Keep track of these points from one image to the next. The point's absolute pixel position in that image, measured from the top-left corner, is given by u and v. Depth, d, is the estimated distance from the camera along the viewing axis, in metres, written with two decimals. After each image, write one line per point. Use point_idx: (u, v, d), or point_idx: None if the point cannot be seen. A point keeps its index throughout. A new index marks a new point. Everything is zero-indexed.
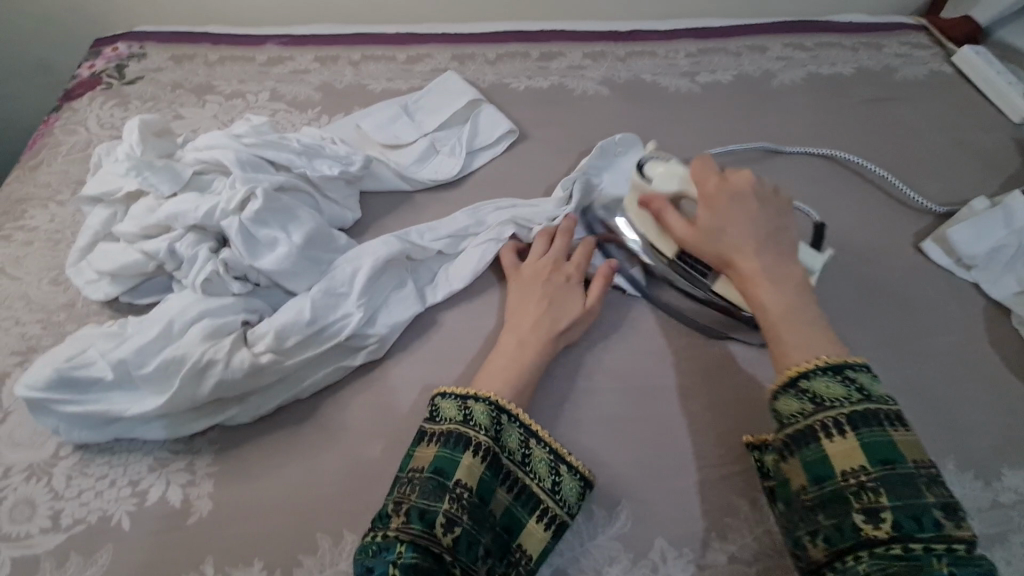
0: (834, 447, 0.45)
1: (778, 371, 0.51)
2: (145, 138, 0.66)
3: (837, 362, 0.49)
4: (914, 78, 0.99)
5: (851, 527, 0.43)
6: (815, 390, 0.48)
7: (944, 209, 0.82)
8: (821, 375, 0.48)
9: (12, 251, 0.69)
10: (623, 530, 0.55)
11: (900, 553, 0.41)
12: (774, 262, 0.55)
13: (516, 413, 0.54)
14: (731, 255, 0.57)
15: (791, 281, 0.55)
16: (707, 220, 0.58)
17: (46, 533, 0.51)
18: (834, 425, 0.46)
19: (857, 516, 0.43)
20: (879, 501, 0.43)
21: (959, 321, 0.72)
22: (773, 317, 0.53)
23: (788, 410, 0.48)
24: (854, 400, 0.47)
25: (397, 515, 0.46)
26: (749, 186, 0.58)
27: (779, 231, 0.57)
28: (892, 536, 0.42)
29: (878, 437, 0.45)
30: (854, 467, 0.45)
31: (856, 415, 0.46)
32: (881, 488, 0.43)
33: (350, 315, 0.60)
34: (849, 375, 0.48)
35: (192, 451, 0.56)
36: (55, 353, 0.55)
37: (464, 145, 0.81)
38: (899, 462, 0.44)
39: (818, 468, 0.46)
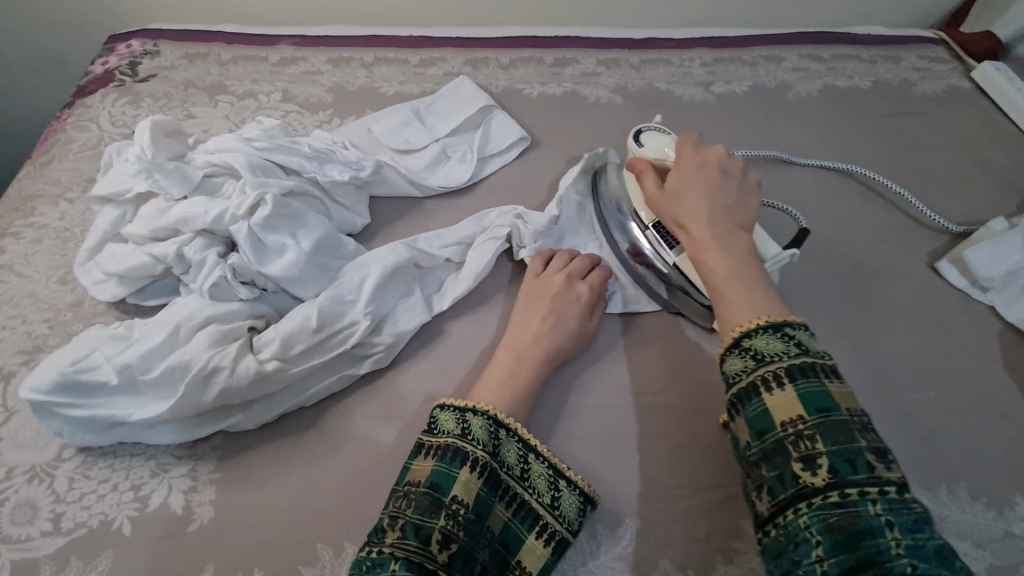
0: (773, 399, 0.44)
1: (723, 331, 0.49)
2: (156, 138, 0.66)
3: (776, 321, 0.47)
4: (933, 93, 0.98)
5: (791, 477, 0.41)
6: (755, 347, 0.46)
7: (961, 229, 0.80)
8: (762, 333, 0.47)
9: (21, 249, 0.69)
10: (627, 550, 0.54)
11: (837, 500, 0.39)
12: (728, 228, 0.55)
13: (514, 428, 0.53)
14: (686, 218, 0.56)
15: (741, 251, 0.54)
16: (674, 184, 0.59)
17: (46, 537, 0.51)
18: (773, 378, 0.45)
19: (795, 466, 0.42)
20: (816, 449, 0.41)
21: (974, 345, 0.71)
22: (718, 276, 0.52)
23: (733, 369, 0.47)
24: (793, 353, 0.45)
25: (392, 530, 0.46)
26: (718, 160, 0.60)
27: (738, 205, 0.57)
28: (829, 483, 0.40)
29: (815, 387, 0.44)
30: (792, 417, 0.43)
31: (795, 367, 0.45)
32: (816, 436, 0.42)
33: (357, 323, 0.60)
34: (788, 331, 0.47)
35: (194, 456, 0.56)
36: (60, 355, 0.54)
37: (475, 151, 0.80)
38: (834, 410, 0.43)
39: (760, 421, 0.44)
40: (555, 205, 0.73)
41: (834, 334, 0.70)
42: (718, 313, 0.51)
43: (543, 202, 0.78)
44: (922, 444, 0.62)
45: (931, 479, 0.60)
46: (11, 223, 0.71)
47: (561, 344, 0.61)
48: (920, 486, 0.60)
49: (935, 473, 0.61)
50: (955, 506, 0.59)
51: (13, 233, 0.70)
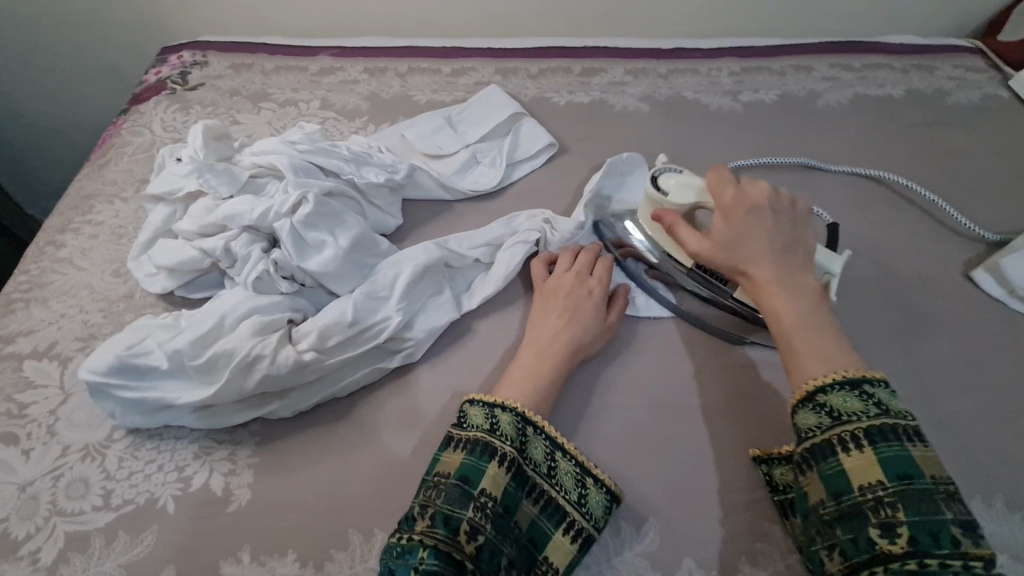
0: (851, 461, 0.45)
1: (795, 386, 0.49)
2: (208, 142, 0.70)
3: (853, 376, 0.47)
4: (968, 102, 0.96)
5: (865, 541, 0.42)
6: (830, 404, 0.47)
7: (998, 238, 0.79)
8: (838, 389, 0.47)
9: (81, 243, 0.73)
10: (650, 548, 0.54)
11: (914, 568, 0.39)
12: (789, 275, 0.55)
13: (541, 425, 0.54)
14: (744, 262, 0.56)
15: (805, 293, 0.53)
16: (723, 227, 0.58)
17: (97, 511, 0.54)
18: (852, 439, 0.45)
19: (873, 530, 0.42)
20: (896, 515, 0.42)
21: (1011, 355, 0.69)
22: (786, 328, 0.52)
23: (806, 425, 0.47)
24: (872, 414, 0.45)
25: (422, 519, 0.47)
26: (766, 198, 0.59)
27: (793, 244, 0.57)
28: (907, 551, 0.40)
29: (899, 452, 0.44)
30: (871, 481, 0.43)
31: (874, 429, 0.45)
32: (898, 503, 0.42)
33: (390, 319, 0.62)
34: (867, 389, 0.46)
35: (234, 441, 0.58)
36: (115, 341, 0.58)
37: (505, 156, 0.82)
38: (918, 478, 0.42)
39: (835, 482, 0.45)
40: (580, 210, 0.74)
41: (862, 343, 0.69)
42: (788, 365, 0.51)
43: (571, 207, 0.80)
44: (955, 456, 0.61)
45: (964, 490, 0.59)
46: (71, 220, 0.76)
47: (584, 341, 0.63)
48: None
49: (967, 484, 0.59)
50: (990, 519, 0.57)
51: (72, 230, 0.75)
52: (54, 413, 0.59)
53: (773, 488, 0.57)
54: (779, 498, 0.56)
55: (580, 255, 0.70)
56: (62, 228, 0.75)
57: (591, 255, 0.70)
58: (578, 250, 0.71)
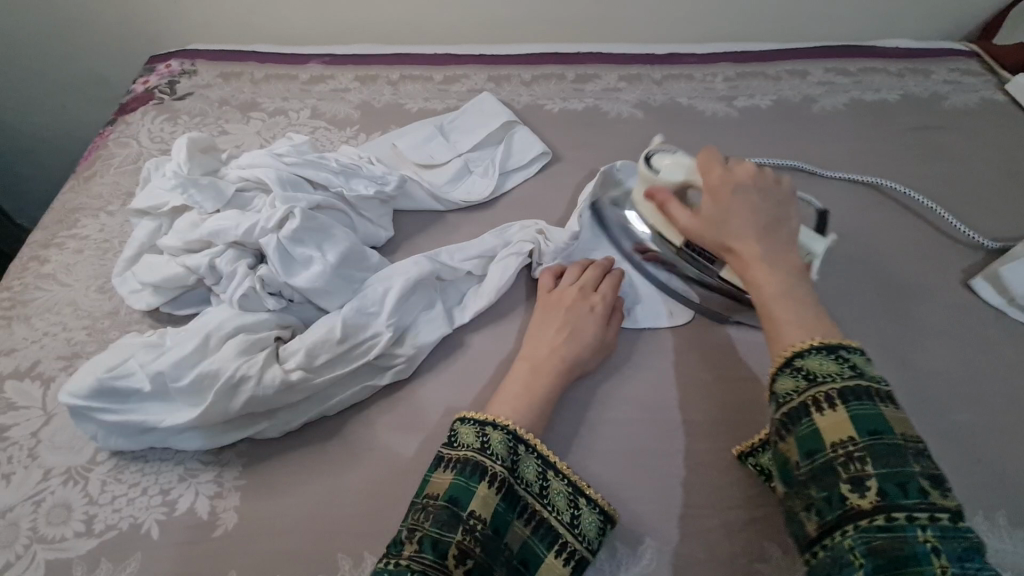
0: (825, 419, 0.43)
1: (773, 354, 0.48)
2: (193, 155, 0.69)
3: (831, 343, 0.46)
4: (964, 106, 0.96)
5: (838, 499, 0.41)
6: (807, 367, 0.45)
7: (996, 244, 0.78)
8: (814, 354, 0.46)
9: (65, 259, 0.72)
10: (647, 569, 0.53)
11: (884, 523, 0.39)
12: (775, 250, 0.54)
13: (534, 444, 0.53)
14: (730, 237, 0.55)
15: (789, 268, 0.53)
16: (710, 205, 0.58)
17: (79, 538, 0.52)
18: (826, 399, 0.43)
19: (844, 487, 0.41)
20: (867, 471, 0.40)
21: (1011, 364, 0.68)
22: (766, 298, 0.51)
23: (783, 388, 0.46)
24: (846, 375, 0.44)
25: (409, 542, 0.46)
26: (751, 177, 0.58)
27: (779, 221, 0.56)
28: (877, 506, 0.39)
29: (870, 411, 0.42)
30: (844, 438, 0.42)
31: (848, 389, 0.43)
32: (868, 458, 0.41)
33: (379, 335, 0.61)
34: (842, 353, 0.45)
35: (221, 463, 0.57)
36: (97, 362, 0.56)
37: (497, 165, 0.81)
38: (887, 433, 0.41)
39: (809, 441, 0.43)
40: (574, 221, 0.73)
41: None
42: (770, 335, 0.49)
43: (564, 216, 0.79)
44: (956, 469, 0.60)
45: (966, 505, 0.58)
46: (56, 235, 0.75)
47: (578, 357, 0.61)
48: (956, 512, 0.58)
49: (969, 498, 0.58)
50: (993, 533, 0.56)
51: (57, 245, 0.73)
52: (35, 435, 0.58)
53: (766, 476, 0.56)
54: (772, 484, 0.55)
55: (575, 269, 0.69)
56: (46, 243, 0.74)
57: (585, 268, 0.69)
58: (575, 263, 0.70)
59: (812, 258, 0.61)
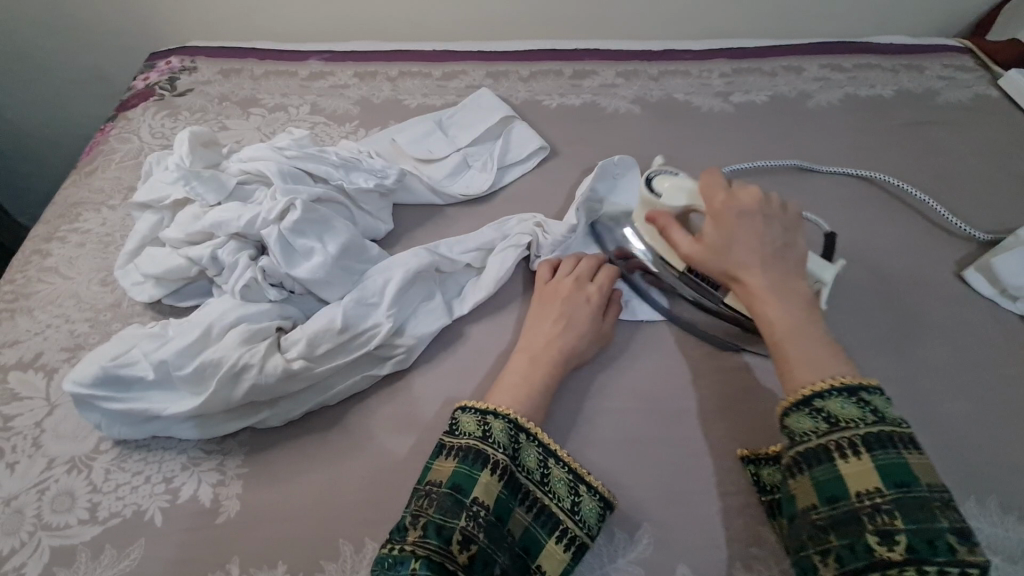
0: (849, 467, 0.44)
1: (788, 391, 0.48)
2: (194, 148, 0.69)
3: (851, 383, 0.46)
4: (958, 102, 0.97)
5: (863, 548, 0.41)
6: (828, 409, 0.46)
7: (989, 237, 0.79)
8: (834, 395, 0.46)
9: (67, 252, 0.72)
10: (644, 554, 0.54)
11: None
12: (780, 279, 0.54)
13: (534, 432, 0.54)
14: (737, 269, 0.55)
15: (796, 298, 0.53)
16: (712, 233, 0.58)
17: (83, 525, 0.53)
18: (849, 446, 0.44)
19: (871, 537, 0.41)
20: (894, 523, 0.41)
21: (1003, 354, 0.69)
22: (777, 335, 0.51)
23: (801, 429, 0.46)
24: (869, 421, 0.45)
25: (414, 529, 0.47)
26: (757, 203, 0.58)
27: (784, 248, 0.56)
28: (906, 558, 0.40)
29: (896, 461, 0.43)
30: (870, 488, 0.43)
31: (871, 436, 0.44)
32: (895, 510, 0.41)
33: (380, 325, 0.61)
34: (863, 396, 0.46)
35: (223, 451, 0.58)
36: (101, 351, 0.57)
37: (496, 160, 0.82)
38: (914, 485, 0.42)
39: (831, 487, 0.44)
40: (573, 213, 0.74)
41: (856, 344, 0.69)
42: (781, 372, 0.50)
43: (562, 210, 0.79)
44: (949, 457, 0.61)
45: (958, 492, 0.59)
46: (57, 229, 0.75)
47: (576, 346, 0.62)
48: (949, 498, 0.58)
49: (961, 485, 0.59)
50: (985, 519, 0.57)
51: (59, 238, 0.74)
52: (39, 425, 0.59)
53: (761, 490, 0.56)
54: (767, 499, 0.55)
55: (575, 261, 0.69)
56: (48, 236, 0.74)
57: (585, 261, 0.69)
58: (574, 256, 0.71)
59: (821, 284, 0.62)
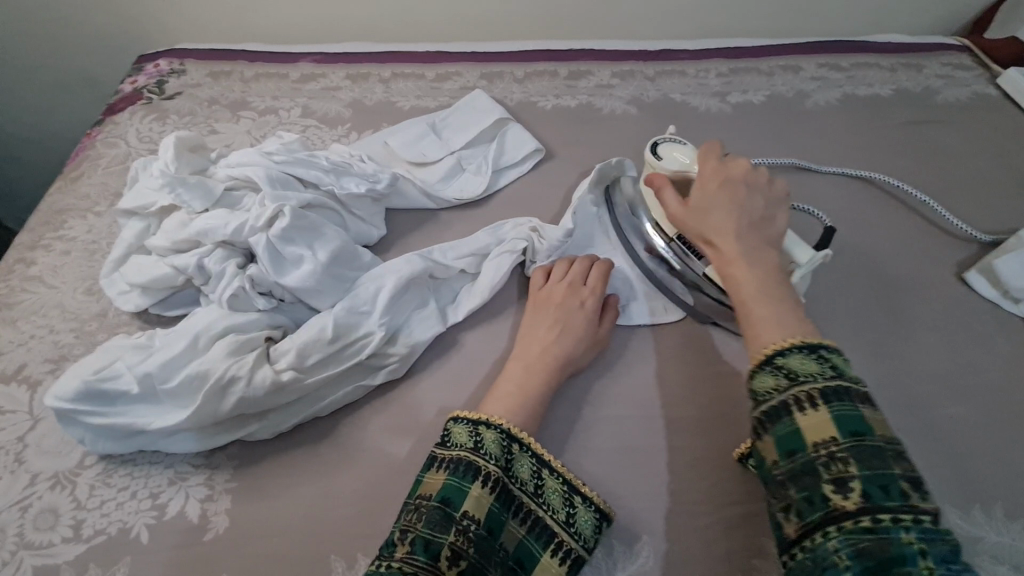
0: (806, 419, 0.42)
1: (751, 349, 0.47)
2: (180, 154, 0.68)
3: (810, 343, 0.45)
4: (957, 100, 0.96)
5: (820, 499, 0.40)
6: (789, 366, 0.44)
7: (990, 238, 0.78)
8: (796, 353, 0.45)
9: (51, 260, 0.71)
10: (644, 567, 0.53)
11: (869, 525, 0.38)
12: (755, 245, 0.53)
13: (528, 442, 0.53)
14: (712, 234, 0.54)
15: (769, 264, 0.52)
16: (697, 197, 0.57)
17: (67, 543, 0.52)
18: (807, 399, 0.43)
19: (826, 488, 0.40)
20: (849, 471, 0.40)
21: (1006, 357, 0.68)
22: (745, 297, 0.50)
23: (763, 387, 0.45)
24: (827, 376, 0.44)
25: (402, 544, 0.45)
26: (745, 175, 0.57)
27: (765, 220, 0.55)
28: (860, 507, 0.39)
29: (850, 411, 0.42)
30: (824, 438, 0.41)
31: (829, 389, 0.43)
32: (850, 458, 0.40)
33: (372, 334, 0.60)
34: (823, 353, 0.45)
35: (211, 465, 0.56)
36: (84, 364, 0.55)
37: (490, 163, 0.81)
38: (868, 435, 0.41)
39: (789, 441, 0.42)
40: (569, 217, 0.72)
41: (858, 349, 0.68)
42: (745, 330, 0.49)
43: (558, 213, 0.78)
44: (953, 463, 0.60)
45: (963, 499, 0.58)
46: (42, 237, 0.73)
47: (573, 354, 0.61)
48: (954, 507, 0.57)
49: (966, 492, 0.58)
50: (990, 528, 0.56)
51: (43, 246, 0.72)
52: (22, 440, 0.57)
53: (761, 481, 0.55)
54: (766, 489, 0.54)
55: (571, 265, 0.68)
56: (33, 244, 0.73)
57: (582, 265, 0.68)
58: (570, 259, 0.69)
59: (796, 266, 0.60)
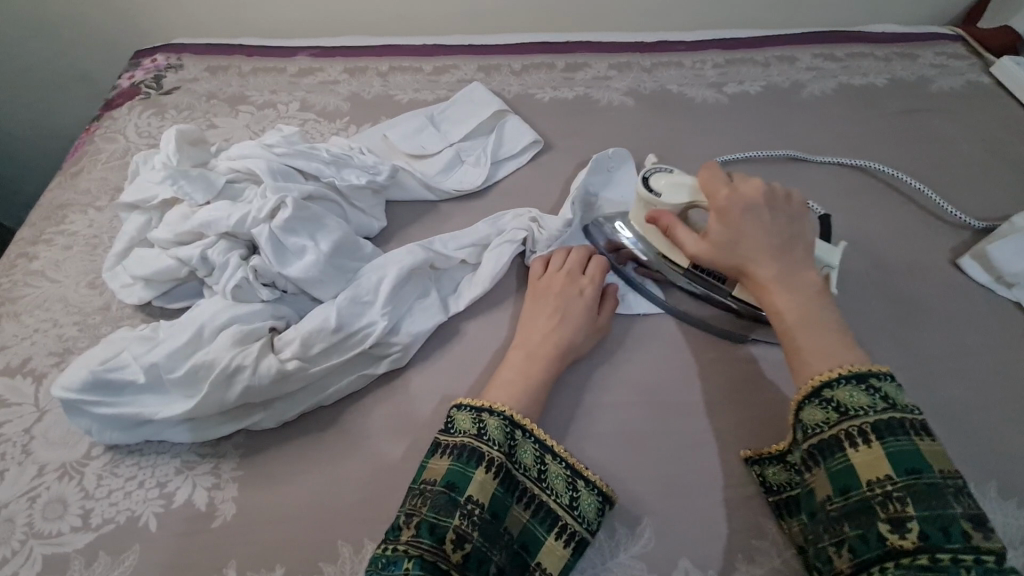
0: (859, 456, 0.44)
1: (799, 381, 0.49)
2: (181, 147, 0.68)
3: (860, 370, 0.47)
4: (950, 89, 0.96)
5: (875, 536, 0.42)
6: (838, 399, 0.46)
7: (984, 225, 0.79)
8: (843, 384, 0.46)
9: (53, 255, 0.71)
10: (646, 548, 0.54)
11: (926, 563, 0.39)
12: (790, 270, 0.54)
13: (530, 428, 0.53)
14: (743, 262, 0.55)
15: (806, 287, 0.53)
16: (720, 227, 0.56)
17: (76, 532, 0.52)
18: (859, 435, 0.45)
19: (882, 526, 0.42)
20: (905, 511, 0.41)
21: (999, 340, 0.69)
22: (790, 327, 0.51)
23: (812, 420, 0.47)
24: (879, 409, 0.45)
25: (407, 528, 0.46)
26: (760, 195, 0.56)
27: (793, 238, 0.55)
28: (918, 546, 0.40)
29: (905, 447, 0.43)
30: (880, 476, 0.43)
31: (882, 424, 0.44)
32: (907, 498, 0.42)
33: (375, 324, 0.61)
34: (873, 382, 0.46)
35: (217, 454, 0.57)
36: (89, 355, 0.56)
37: (489, 155, 0.81)
38: (926, 472, 0.42)
39: (844, 478, 0.44)
40: (567, 207, 0.73)
41: (854, 335, 0.69)
42: (792, 364, 0.50)
43: (557, 204, 0.79)
44: (948, 445, 0.61)
45: None
46: (44, 231, 0.74)
47: (574, 340, 0.62)
48: None
49: (961, 472, 0.59)
50: (985, 507, 0.57)
51: (45, 241, 0.72)
52: (29, 431, 0.57)
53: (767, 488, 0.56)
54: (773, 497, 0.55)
55: (571, 254, 0.69)
56: (34, 239, 0.73)
57: (583, 255, 0.68)
58: (570, 249, 0.70)
59: (828, 268, 0.61)
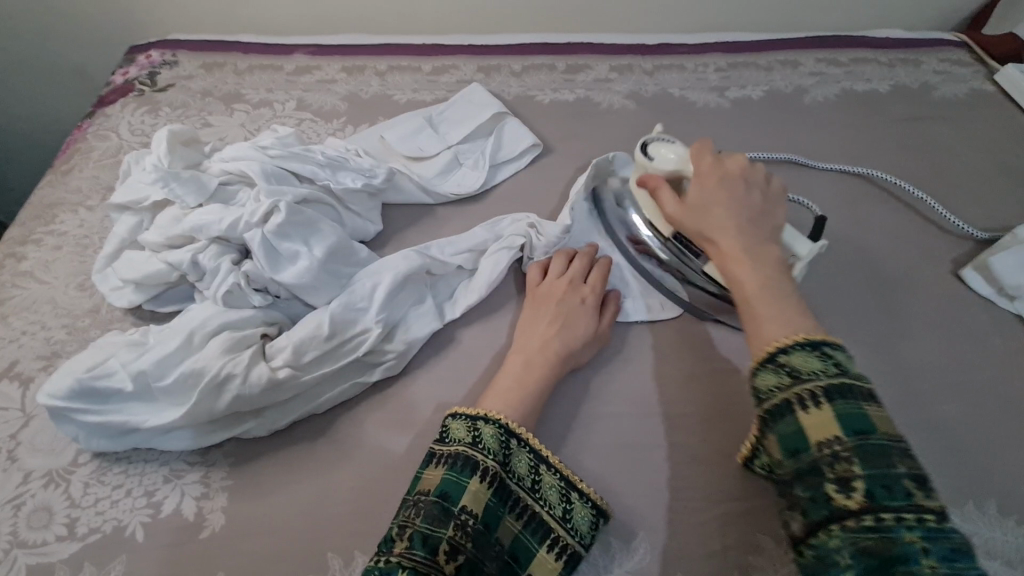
0: (808, 418, 0.41)
1: (754, 348, 0.47)
2: (173, 147, 0.67)
3: (814, 339, 0.45)
4: (955, 97, 0.96)
5: (824, 498, 0.39)
6: (791, 364, 0.44)
7: (986, 235, 0.78)
8: (798, 350, 0.44)
9: (42, 256, 0.70)
10: (640, 563, 0.53)
11: (872, 524, 0.37)
12: (755, 242, 0.54)
13: (526, 438, 0.52)
14: (711, 227, 0.55)
15: (769, 260, 0.53)
16: (697, 193, 0.58)
17: (61, 541, 0.51)
18: (809, 396, 0.42)
19: (829, 488, 0.39)
20: (853, 470, 0.39)
21: (999, 353, 0.68)
22: (747, 294, 0.50)
23: (764, 385, 0.44)
24: (831, 373, 0.43)
25: (400, 540, 0.45)
26: (741, 169, 0.58)
27: (762, 215, 0.56)
28: (864, 506, 0.37)
29: (853, 409, 0.41)
30: (829, 438, 0.40)
31: (833, 387, 0.42)
32: (854, 458, 0.39)
33: (369, 331, 0.60)
34: (826, 350, 0.44)
35: (207, 463, 0.56)
36: (76, 362, 0.55)
37: (487, 158, 0.80)
38: (874, 433, 0.40)
39: (792, 439, 0.41)
40: (568, 213, 0.72)
41: (853, 346, 0.68)
42: (750, 329, 0.49)
43: (556, 209, 0.78)
44: (946, 460, 0.60)
45: (957, 494, 0.58)
46: (33, 231, 0.72)
47: (572, 352, 0.61)
48: (947, 504, 0.58)
49: (957, 488, 0.59)
50: (982, 524, 0.57)
51: (34, 241, 0.71)
52: (15, 437, 0.56)
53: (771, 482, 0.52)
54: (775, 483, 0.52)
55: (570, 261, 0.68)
56: (23, 239, 0.72)
57: (582, 262, 0.67)
58: (568, 255, 0.69)
59: (796, 258, 0.60)
